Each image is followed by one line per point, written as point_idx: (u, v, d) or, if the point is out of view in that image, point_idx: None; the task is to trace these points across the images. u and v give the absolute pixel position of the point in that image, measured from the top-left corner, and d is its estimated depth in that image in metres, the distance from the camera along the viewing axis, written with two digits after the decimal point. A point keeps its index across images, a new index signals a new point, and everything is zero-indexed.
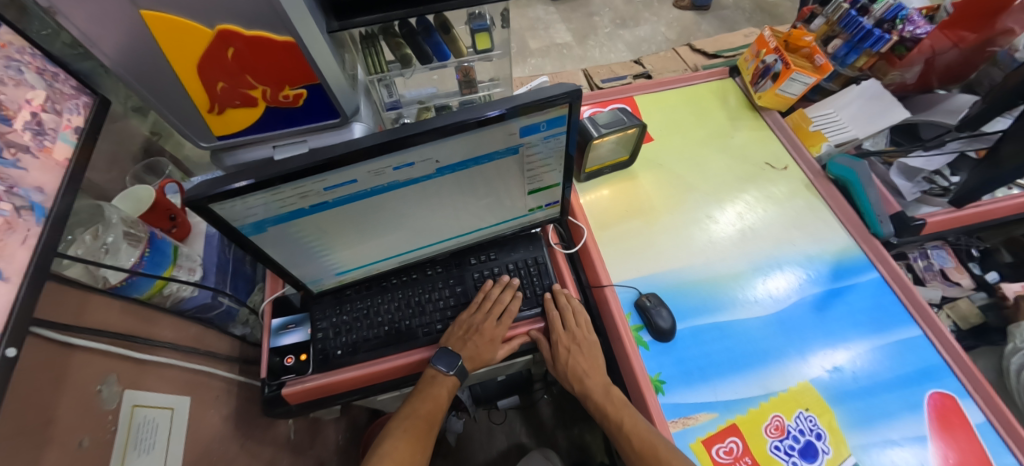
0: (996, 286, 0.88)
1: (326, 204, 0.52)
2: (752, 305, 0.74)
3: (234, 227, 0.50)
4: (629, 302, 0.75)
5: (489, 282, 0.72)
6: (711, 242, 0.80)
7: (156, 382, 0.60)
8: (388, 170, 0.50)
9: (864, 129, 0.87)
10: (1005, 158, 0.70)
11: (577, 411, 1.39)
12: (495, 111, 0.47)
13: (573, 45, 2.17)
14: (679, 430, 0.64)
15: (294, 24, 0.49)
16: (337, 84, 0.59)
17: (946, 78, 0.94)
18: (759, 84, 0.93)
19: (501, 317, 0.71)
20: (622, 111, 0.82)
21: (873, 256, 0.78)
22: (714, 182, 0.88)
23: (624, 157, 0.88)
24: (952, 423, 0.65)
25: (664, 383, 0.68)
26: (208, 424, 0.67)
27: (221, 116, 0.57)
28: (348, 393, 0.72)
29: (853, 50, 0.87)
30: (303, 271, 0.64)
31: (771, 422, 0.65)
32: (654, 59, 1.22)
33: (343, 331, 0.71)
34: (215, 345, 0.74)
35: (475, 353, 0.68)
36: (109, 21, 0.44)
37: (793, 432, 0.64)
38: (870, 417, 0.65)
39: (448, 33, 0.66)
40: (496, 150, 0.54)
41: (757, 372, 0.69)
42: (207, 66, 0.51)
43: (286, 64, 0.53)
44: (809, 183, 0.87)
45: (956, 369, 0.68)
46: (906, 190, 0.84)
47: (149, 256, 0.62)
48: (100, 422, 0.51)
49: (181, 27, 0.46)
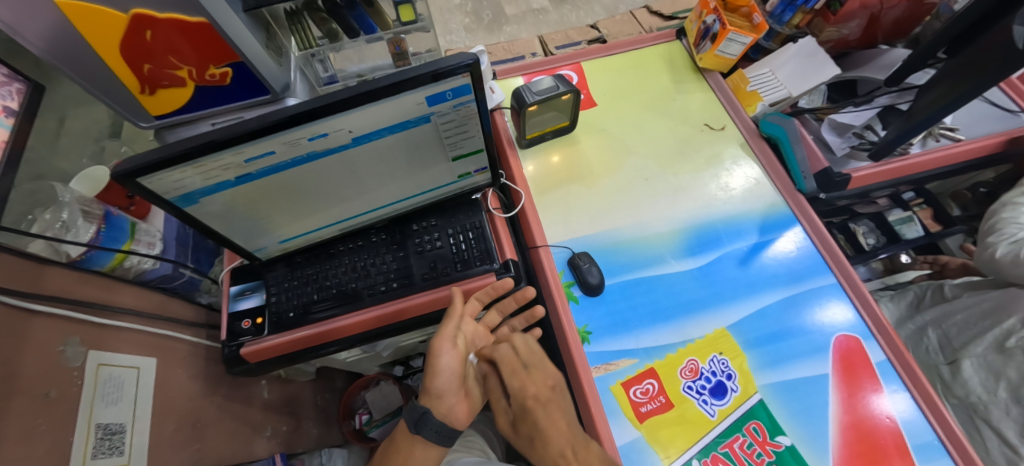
0: (908, 203, 1.05)
1: (251, 175, 0.57)
2: (677, 260, 0.79)
3: (165, 199, 0.55)
4: (563, 261, 0.80)
5: (258, 308, 0.76)
6: (621, 192, 0.86)
7: (119, 343, 0.66)
8: (303, 141, 0.54)
9: (798, 87, 0.88)
10: (919, 109, 0.75)
11: None
12: (388, 84, 0.50)
13: (550, 9, 1.94)
14: (601, 375, 0.70)
15: (203, 5, 0.51)
16: (261, 63, 0.62)
17: (891, 33, 0.97)
18: (700, 46, 0.95)
19: (302, 313, 0.76)
20: (557, 77, 0.84)
21: (797, 211, 0.83)
22: (654, 145, 0.91)
23: (565, 123, 0.90)
24: (855, 362, 0.70)
25: (590, 334, 0.74)
26: (176, 381, 0.74)
27: (153, 96, 0.61)
28: (298, 354, 0.78)
29: (788, 8, 0.87)
30: (248, 237, 0.69)
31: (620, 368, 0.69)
32: (610, 23, 1.23)
33: (294, 295, 0.77)
34: (179, 312, 0.81)
35: (339, 329, 0.75)
36: (34, 13, 0.49)
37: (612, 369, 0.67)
38: (778, 360, 0.71)
39: (372, 7, 0.69)
40: (409, 120, 0.58)
41: (678, 322, 0.74)
42: (128, 48, 0.54)
43: (205, 44, 0.57)
44: (745, 143, 0.90)
45: (863, 313, 0.74)
46: (836, 146, 0.87)
47: (105, 232, 0.68)
48: (66, 377, 0.56)
49: (97, 12, 0.50)
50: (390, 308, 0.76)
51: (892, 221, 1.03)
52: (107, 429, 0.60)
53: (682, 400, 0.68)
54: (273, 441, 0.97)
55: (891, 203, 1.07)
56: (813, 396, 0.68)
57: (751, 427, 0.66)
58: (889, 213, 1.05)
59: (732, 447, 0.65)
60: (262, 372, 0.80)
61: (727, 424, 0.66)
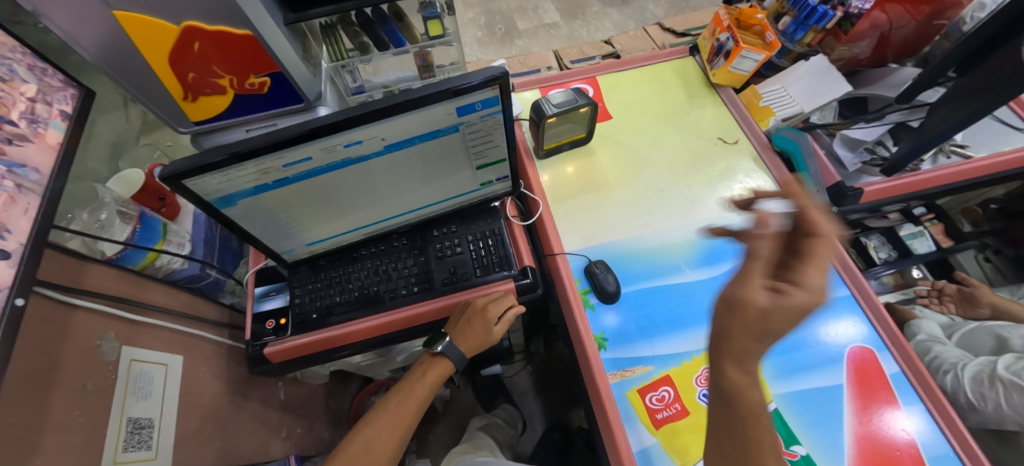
0: (920, 217, 1.05)
1: (287, 180, 0.59)
2: (692, 270, 0.81)
3: (206, 201, 0.57)
4: (579, 269, 0.82)
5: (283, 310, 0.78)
6: (636, 202, 0.88)
7: (149, 340, 0.68)
8: (338, 148, 0.57)
9: (810, 102, 0.91)
10: (931, 126, 0.76)
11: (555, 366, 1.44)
12: (423, 95, 0.53)
13: (561, 24, 1.99)
14: (617, 381, 0.71)
15: (249, 18, 0.55)
16: (297, 73, 0.65)
17: (901, 51, 0.99)
18: (714, 62, 0.98)
19: (325, 315, 0.78)
20: (574, 90, 0.87)
21: None
22: (668, 157, 0.93)
23: (582, 134, 0.93)
24: (870, 373, 0.71)
25: (607, 341, 0.75)
26: (201, 378, 0.76)
27: (195, 103, 0.64)
28: (319, 356, 0.80)
29: (801, 27, 0.90)
30: (278, 240, 0.72)
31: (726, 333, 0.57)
32: (624, 39, 1.26)
33: (317, 297, 0.79)
34: (204, 311, 0.83)
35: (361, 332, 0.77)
36: (95, 24, 0.52)
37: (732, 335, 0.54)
38: (792, 370, 0.72)
39: (402, 21, 0.72)
40: (438, 129, 0.61)
41: (693, 331, 0.75)
42: (176, 58, 0.58)
43: (248, 55, 0.60)
44: (757, 157, 0.92)
45: (876, 325, 0.75)
46: (848, 161, 0.89)
47: (140, 231, 0.70)
48: (102, 370, 0.58)
49: (151, 24, 0.53)
50: (411, 311, 0.78)
51: (903, 236, 1.04)
52: (137, 423, 0.62)
53: (697, 408, 0.69)
54: (288, 442, 0.98)
55: (902, 217, 1.07)
56: (828, 406, 0.69)
57: None
58: (900, 227, 1.05)
59: None
60: (283, 373, 0.81)
61: None
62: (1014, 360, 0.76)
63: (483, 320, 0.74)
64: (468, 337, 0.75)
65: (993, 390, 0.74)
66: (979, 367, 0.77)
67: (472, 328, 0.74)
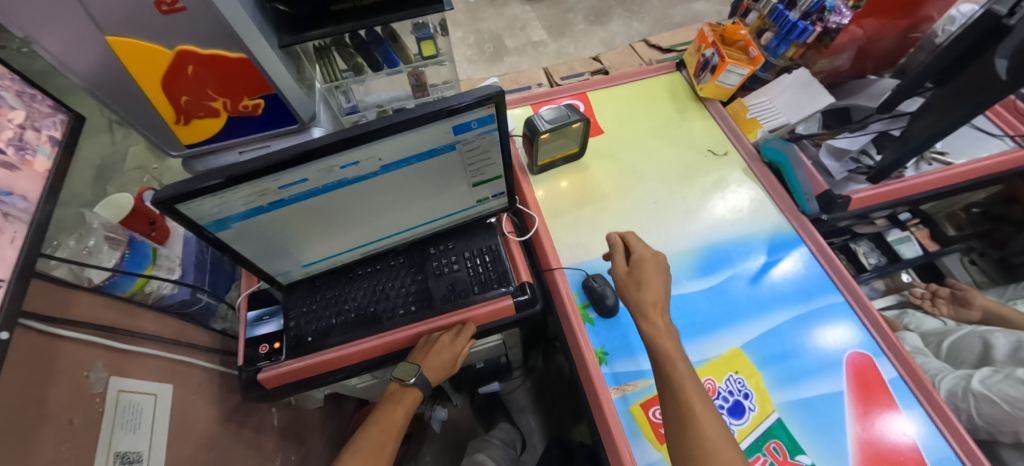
0: (906, 222, 1.08)
1: (283, 201, 0.59)
2: (688, 281, 0.81)
3: (199, 225, 0.56)
4: (577, 283, 0.82)
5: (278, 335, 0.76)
6: (631, 214, 0.89)
7: (138, 369, 0.65)
8: (335, 169, 0.57)
9: (796, 114, 0.94)
10: (914, 134, 0.79)
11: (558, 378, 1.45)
12: (415, 115, 0.53)
13: (549, 42, 2.03)
14: (620, 395, 0.71)
15: (244, 41, 0.55)
16: (292, 94, 0.65)
17: (879, 64, 1.04)
18: (701, 77, 1.00)
19: (322, 337, 0.76)
20: (567, 106, 0.88)
21: (802, 232, 0.85)
22: (660, 170, 0.95)
23: (575, 150, 0.94)
24: (868, 378, 0.72)
25: (607, 354, 0.75)
26: (192, 407, 0.73)
27: (187, 126, 0.64)
28: (317, 379, 0.78)
29: (783, 42, 0.93)
30: (274, 263, 0.71)
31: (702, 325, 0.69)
32: (612, 55, 1.29)
33: (313, 319, 0.77)
34: (195, 338, 0.81)
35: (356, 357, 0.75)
36: (86, 49, 0.52)
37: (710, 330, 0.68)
38: (793, 378, 0.72)
39: (396, 42, 0.73)
40: (435, 148, 0.61)
41: (693, 342, 0.75)
42: (170, 82, 0.57)
43: (243, 78, 0.60)
44: (747, 168, 0.94)
45: (872, 330, 0.75)
46: (834, 170, 0.91)
47: (129, 257, 0.69)
48: (89, 403, 0.56)
49: (144, 49, 0.53)
50: (409, 331, 0.77)
51: (891, 241, 1.07)
52: (125, 457, 0.59)
53: None
54: None
55: (889, 223, 1.09)
56: (829, 414, 0.69)
57: (772, 446, 0.67)
58: (887, 233, 1.08)
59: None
60: (278, 399, 0.79)
61: (748, 443, 0.67)
62: (991, 374, 0.76)
63: (450, 344, 0.75)
64: (436, 364, 0.74)
65: (966, 402, 0.75)
66: (955, 381, 0.78)
67: (440, 354, 0.74)
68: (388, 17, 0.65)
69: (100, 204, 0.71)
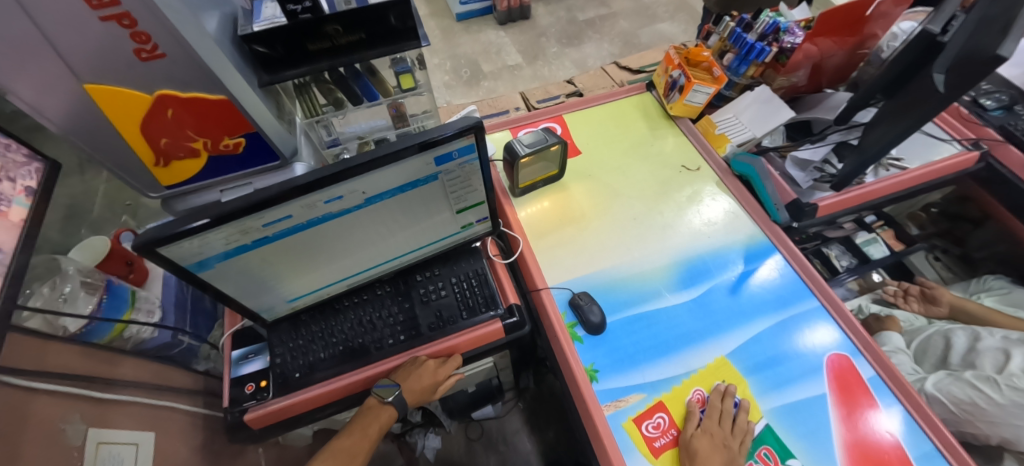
0: (870, 224, 1.13)
1: (267, 238, 0.59)
2: (671, 294, 0.83)
3: (182, 266, 0.56)
4: (564, 302, 0.83)
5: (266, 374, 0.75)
6: (611, 231, 0.92)
7: (118, 417, 0.63)
8: (319, 204, 0.57)
9: (761, 128, 0.98)
10: (869, 144, 0.84)
11: (551, 396, 1.46)
12: (396, 149, 0.54)
13: (524, 65, 2.10)
14: (612, 412, 0.71)
15: (224, 83, 0.56)
16: (273, 131, 0.66)
17: (833, 78, 1.11)
18: (670, 96, 1.05)
19: (309, 372, 0.75)
20: (545, 130, 0.91)
21: (775, 240, 0.89)
22: (636, 187, 0.98)
23: (555, 171, 0.96)
24: (848, 379, 0.74)
25: (598, 372, 0.75)
26: (176, 454, 0.71)
27: (167, 168, 0.64)
28: (306, 416, 0.76)
29: (743, 62, 0.98)
30: (260, 300, 0.70)
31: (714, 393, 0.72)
32: (585, 78, 1.35)
33: (300, 354, 0.76)
34: (178, 380, 0.79)
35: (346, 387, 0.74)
36: (63, 97, 0.52)
37: (720, 408, 0.70)
38: (778, 383, 0.74)
39: (374, 76, 0.76)
40: (418, 179, 0.62)
41: (680, 354, 0.77)
42: (148, 126, 0.58)
43: (224, 119, 0.61)
44: (720, 181, 0.98)
45: (849, 332, 0.78)
46: (801, 179, 0.96)
47: (107, 301, 0.68)
48: (66, 458, 0.54)
49: (122, 94, 0.53)
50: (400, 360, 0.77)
51: (860, 243, 1.11)
52: None
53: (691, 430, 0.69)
54: None
55: (856, 226, 1.15)
56: (815, 417, 0.71)
57: (762, 452, 0.68)
58: (856, 235, 1.13)
59: None
60: (265, 440, 0.77)
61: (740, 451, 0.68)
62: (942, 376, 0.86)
63: (432, 371, 0.75)
64: (416, 388, 0.73)
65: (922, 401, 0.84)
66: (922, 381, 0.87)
67: (421, 379, 0.74)
68: (369, 51, 0.68)
69: (77, 247, 0.72)
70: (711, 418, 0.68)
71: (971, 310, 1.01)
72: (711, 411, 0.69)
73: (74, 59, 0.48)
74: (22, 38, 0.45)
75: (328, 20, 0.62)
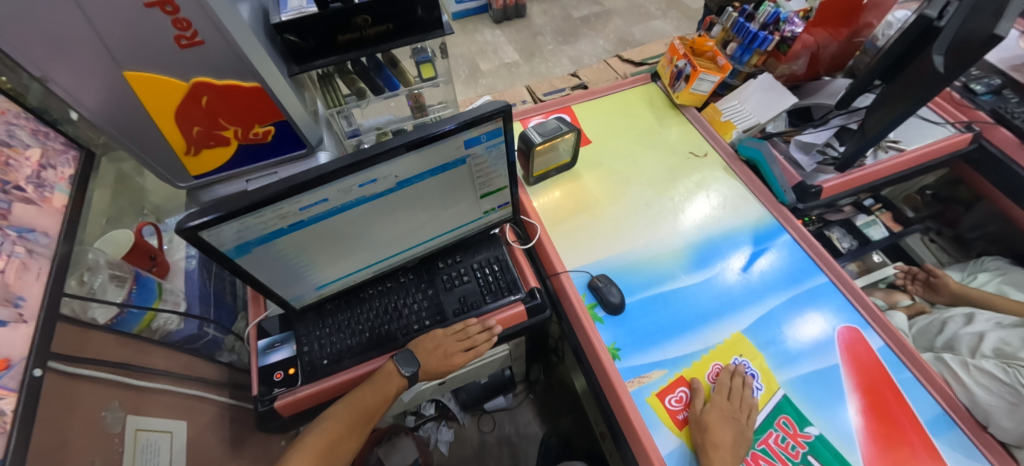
0: (870, 207, 1.17)
1: (303, 223, 0.60)
2: (686, 275, 0.86)
3: (220, 251, 0.57)
4: (584, 285, 0.85)
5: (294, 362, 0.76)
6: (625, 216, 0.94)
7: (152, 406, 0.64)
8: (354, 187, 0.59)
9: (765, 114, 1.02)
10: (870, 127, 0.88)
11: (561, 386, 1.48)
12: (430, 132, 0.56)
13: (521, 63, 2.12)
14: (636, 388, 0.74)
15: (258, 70, 0.58)
16: (301, 119, 0.67)
17: (830, 67, 1.15)
18: (676, 86, 1.08)
19: (337, 360, 0.76)
20: (559, 119, 0.93)
21: (783, 221, 0.92)
22: (647, 174, 1.01)
23: (566, 160, 0.99)
24: (859, 350, 0.77)
25: (620, 350, 0.78)
26: (207, 444, 0.71)
27: (197, 157, 0.65)
28: (333, 402, 0.78)
29: (747, 50, 1.02)
30: (289, 287, 0.71)
31: (728, 373, 0.73)
32: (589, 71, 1.37)
33: (327, 342, 0.77)
34: (204, 372, 0.79)
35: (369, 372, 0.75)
36: (103, 86, 0.53)
37: (731, 386, 0.72)
38: (793, 356, 0.77)
39: (396, 67, 0.77)
40: (447, 163, 0.64)
41: (697, 331, 0.79)
42: (182, 114, 0.58)
43: (256, 107, 0.62)
44: (727, 166, 1.01)
45: (858, 305, 0.82)
46: (804, 163, 0.99)
47: (137, 292, 0.68)
48: (107, 444, 0.54)
49: (160, 82, 0.54)
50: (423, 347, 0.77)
51: (860, 225, 1.16)
52: None
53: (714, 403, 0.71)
54: None
55: (855, 209, 1.19)
56: (829, 387, 0.74)
57: (782, 421, 0.71)
58: (855, 218, 1.17)
59: (768, 442, 0.69)
60: (293, 428, 0.77)
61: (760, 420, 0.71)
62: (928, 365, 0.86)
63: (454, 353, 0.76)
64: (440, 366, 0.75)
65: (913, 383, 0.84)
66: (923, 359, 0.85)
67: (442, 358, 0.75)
68: (391, 43, 0.70)
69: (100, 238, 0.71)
70: (721, 394, 0.70)
71: (973, 297, 1.02)
72: (721, 388, 0.71)
73: (117, 48, 0.49)
74: (67, 27, 0.46)
75: (358, 10, 0.63)
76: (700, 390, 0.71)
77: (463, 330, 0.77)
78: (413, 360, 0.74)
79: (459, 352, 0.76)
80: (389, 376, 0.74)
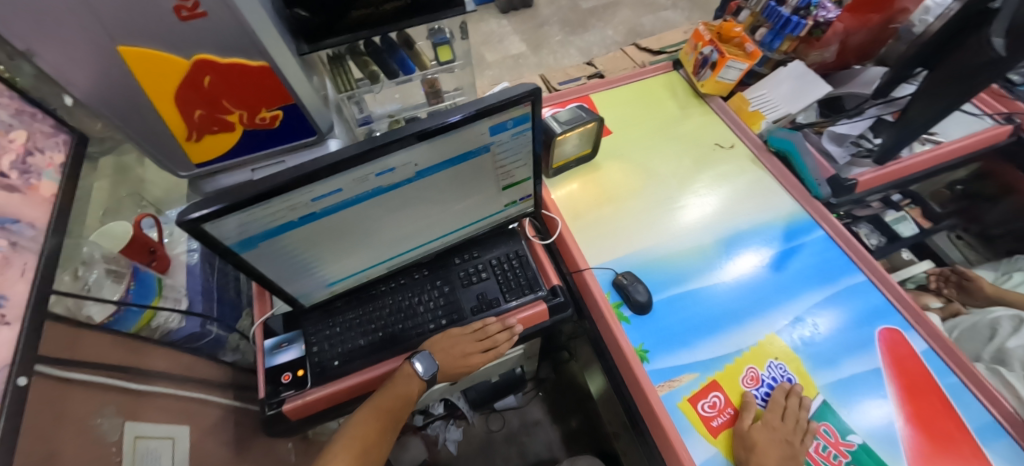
0: (899, 203, 1.12)
1: (314, 215, 0.55)
2: (715, 272, 0.81)
3: (225, 245, 0.52)
4: (608, 282, 0.80)
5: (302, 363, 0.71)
6: (649, 210, 0.89)
7: (152, 411, 0.59)
8: (371, 177, 0.54)
9: (794, 105, 0.98)
10: (913, 116, 0.83)
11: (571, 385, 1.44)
12: (457, 117, 0.51)
13: (529, 54, 2.06)
14: (667, 392, 0.69)
15: (267, 48, 0.52)
16: (311, 103, 0.63)
17: (859, 55, 1.09)
18: (700, 74, 1.03)
19: (348, 361, 0.72)
20: (580, 107, 0.88)
21: (816, 216, 0.88)
22: (670, 166, 0.96)
23: (587, 150, 0.94)
24: (901, 352, 0.73)
25: (648, 352, 0.73)
26: (210, 449, 0.67)
27: (198, 143, 0.60)
28: (344, 405, 0.73)
29: (778, 36, 0.97)
30: (298, 284, 0.67)
31: (781, 390, 0.68)
32: (605, 60, 1.32)
33: (337, 342, 0.73)
34: (206, 372, 0.75)
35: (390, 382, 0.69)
36: (95, 63, 0.48)
37: (783, 403, 0.67)
38: (831, 359, 0.73)
39: (411, 48, 0.72)
40: (469, 151, 0.59)
41: (729, 332, 0.75)
42: (183, 95, 0.54)
43: (263, 89, 0.57)
44: (755, 158, 0.96)
45: (899, 305, 0.77)
46: (838, 155, 0.95)
47: (135, 289, 0.63)
48: (104, 454, 0.50)
49: (159, 58, 0.49)
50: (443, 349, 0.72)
51: (889, 221, 1.11)
52: None
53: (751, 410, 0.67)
54: None
55: (883, 205, 1.14)
56: (871, 392, 0.69)
57: (823, 428, 0.66)
58: (884, 214, 1.13)
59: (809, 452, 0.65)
60: (300, 432, 0.73)
61: None
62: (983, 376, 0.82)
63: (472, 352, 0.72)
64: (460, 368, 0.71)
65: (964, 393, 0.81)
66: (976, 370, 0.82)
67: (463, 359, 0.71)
68: (407, 21, 0.65)
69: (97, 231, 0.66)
70: (774, 412, 0.65)
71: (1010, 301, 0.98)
72: (773, 406, 0.66)
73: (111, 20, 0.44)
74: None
75: None
76: (750, 409, 0.66)
77: (482, 329, 0.73)
78: (430, 362, 0.69)
79: (476, 352, 0.72)
80: (408, 379, 0.69)
